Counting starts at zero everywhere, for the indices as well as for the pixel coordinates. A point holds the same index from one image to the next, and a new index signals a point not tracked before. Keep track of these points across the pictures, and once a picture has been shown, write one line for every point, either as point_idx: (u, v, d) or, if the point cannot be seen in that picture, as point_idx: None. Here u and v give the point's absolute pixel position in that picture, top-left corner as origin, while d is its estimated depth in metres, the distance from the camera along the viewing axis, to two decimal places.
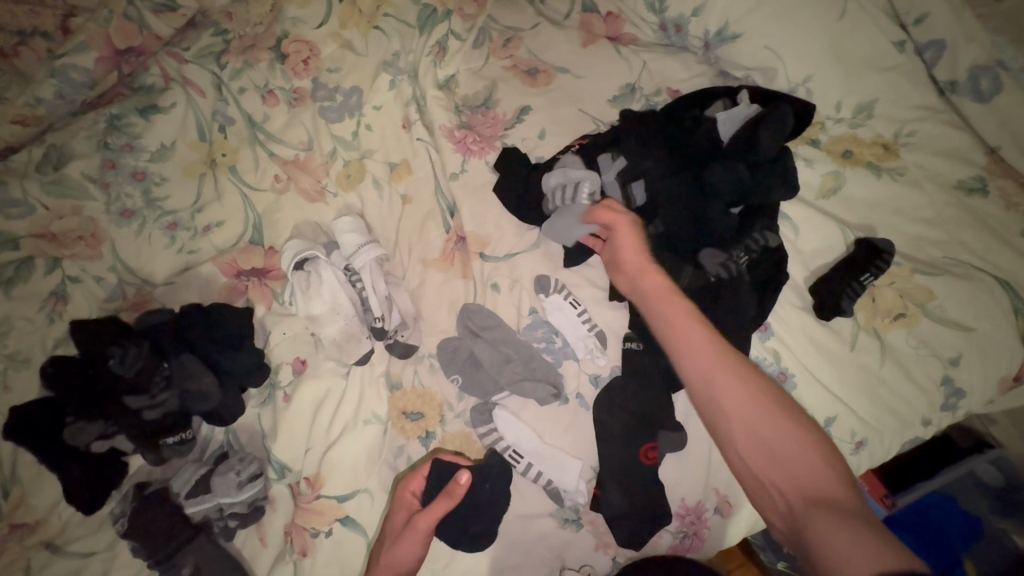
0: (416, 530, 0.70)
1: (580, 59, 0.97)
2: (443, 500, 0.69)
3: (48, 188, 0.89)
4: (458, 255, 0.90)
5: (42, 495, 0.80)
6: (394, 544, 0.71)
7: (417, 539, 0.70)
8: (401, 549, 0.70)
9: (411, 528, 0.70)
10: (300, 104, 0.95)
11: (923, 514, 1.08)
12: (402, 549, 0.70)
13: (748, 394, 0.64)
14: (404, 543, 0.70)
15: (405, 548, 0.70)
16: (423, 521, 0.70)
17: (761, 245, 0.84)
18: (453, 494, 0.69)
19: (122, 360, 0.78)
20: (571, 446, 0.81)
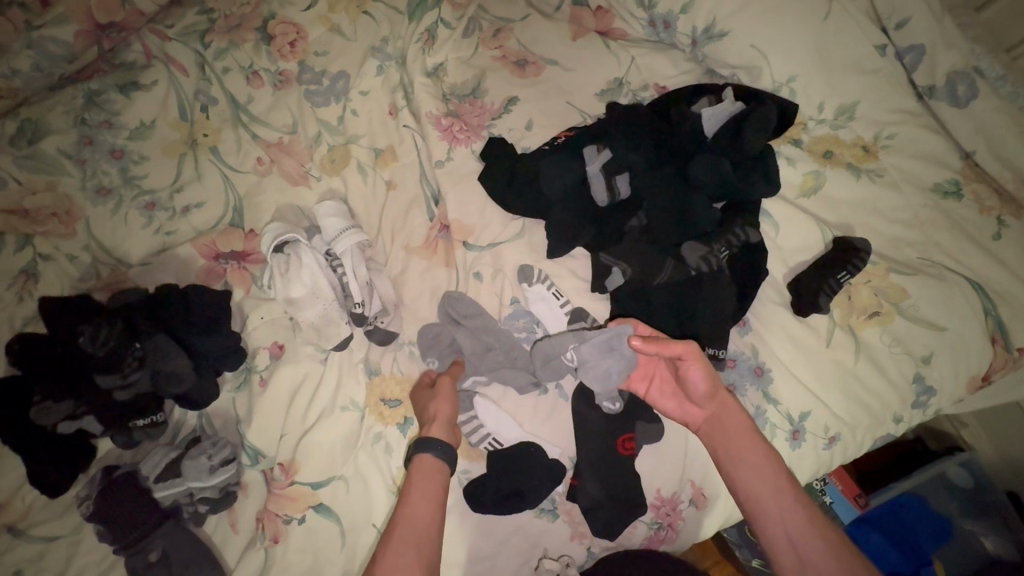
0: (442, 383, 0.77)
1: (570, 52, 0.97)
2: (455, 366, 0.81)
3: (22, 163, 0.87)
4: (441, 243, 0.89)
5: (6, 477, 0.79)
6: (432, 399, 0.75)
7: (449, 387, 0.77)
8: (438, 396, 0.75)
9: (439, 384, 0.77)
10: (285, 87, 0.94)
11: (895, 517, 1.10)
12: (439, 399, 0.75)
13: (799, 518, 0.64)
14: (440, 393, 0.76)
15: (444, 393, 0.75)
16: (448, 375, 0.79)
17: (742, 240, 0.85)
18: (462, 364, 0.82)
19: (94, 337, 0.77)
20: (550, 439, 0.81)
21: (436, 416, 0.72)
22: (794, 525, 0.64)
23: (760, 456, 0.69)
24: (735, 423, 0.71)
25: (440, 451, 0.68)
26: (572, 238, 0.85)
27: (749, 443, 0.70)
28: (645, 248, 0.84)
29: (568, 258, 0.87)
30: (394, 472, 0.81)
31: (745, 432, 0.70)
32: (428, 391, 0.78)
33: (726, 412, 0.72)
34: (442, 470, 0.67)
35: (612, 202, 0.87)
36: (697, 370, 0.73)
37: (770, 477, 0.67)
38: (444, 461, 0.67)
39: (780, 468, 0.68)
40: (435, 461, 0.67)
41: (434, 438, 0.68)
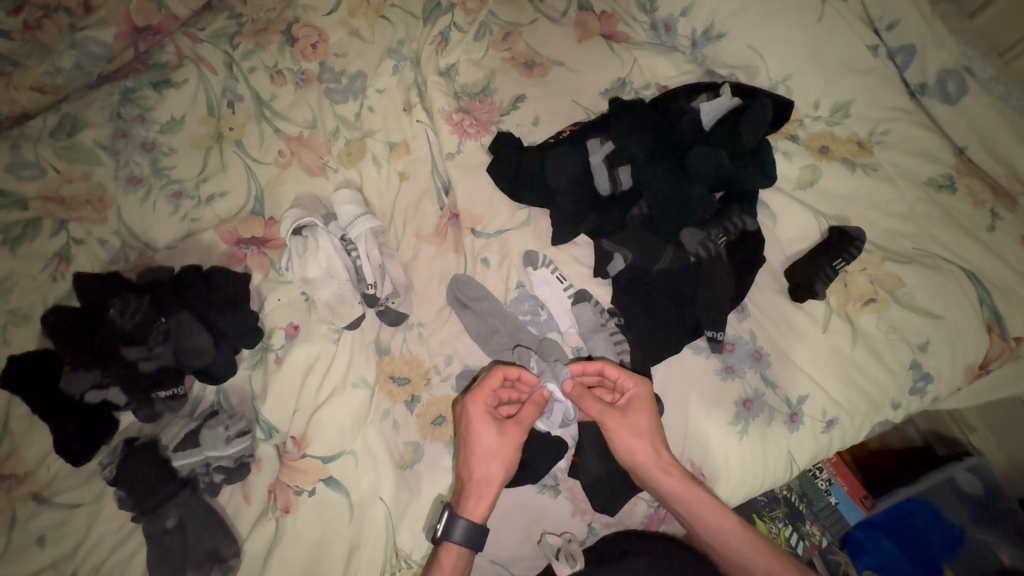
0: (513, 435, 0.74)
1: (575, 54, 1.02)
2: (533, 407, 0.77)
3: (60, 154, 0.94)
4: (450, 231, 0.94)
5: (33, 447, 0.84)
6: (492, 456, 0.72)
7: (514, 446, 0.73)
8: (501, 460, 0.72)
9: (507, 437, 0.73)
10: (306, 86, 1.00)
11: (903, 521, 1.11)
12: (501, 461, 0.72)
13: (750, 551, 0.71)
14: (504, 455, 0.72)
15: (507, 458, 0.72)
16: (519, 429, 0.74)
17: (740, 228, 0.88)
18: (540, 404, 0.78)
19: (122, 311, 0.82)
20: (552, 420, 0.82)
21: (486, 487, 0.72)
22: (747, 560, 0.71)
23: (705, 523, 0.73)
24: (675, 498, 0.74)
25: (473, 538, 0.70)
26: (575, 226, 0.89)
27: (693, 513, 0.73)
28: (645, 235, 0.87)
29: (571, 245, 0.91)
30: (401, 447, 0.84)
31: (684, 504, 0.73)
32: (495, 431, 0.73)
33: (661, 488, 0.74)
34: (470, 553, 0.71)
35: (614, 192, 0.90)
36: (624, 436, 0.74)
37: (716, 525, 0.72)
38: (472, 548, 0.70)
39: (729, 526, 0.72)
40: (465, 549, 0.70)
41: (467, 527, 0.69)
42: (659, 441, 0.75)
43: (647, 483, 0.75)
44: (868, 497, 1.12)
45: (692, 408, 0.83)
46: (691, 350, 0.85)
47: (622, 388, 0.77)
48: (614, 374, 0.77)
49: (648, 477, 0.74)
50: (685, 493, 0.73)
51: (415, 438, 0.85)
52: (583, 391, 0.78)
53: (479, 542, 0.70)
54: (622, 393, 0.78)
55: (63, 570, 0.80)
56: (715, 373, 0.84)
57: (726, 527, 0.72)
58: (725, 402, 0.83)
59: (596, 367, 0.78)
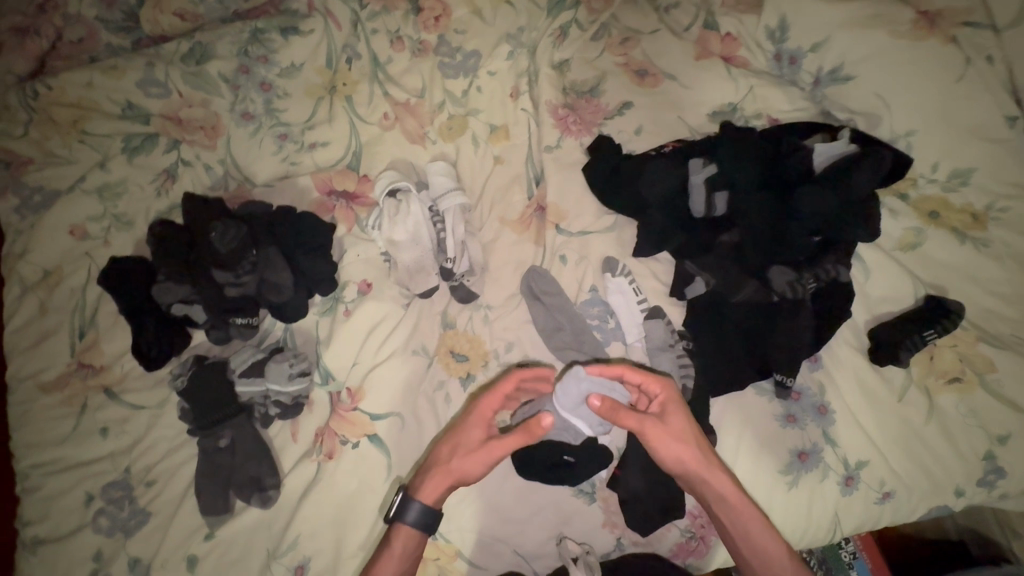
0: (489, 449, 0.74)
1: (692, 70, 1.00)
2: (522, 434, 0.73)
3: (188, 79, 1.00)
4: (535, 222, 0.94)
5: (112, 344, 0.91)
6: (468, 453, 0.75)
7: (489, 458, 0.74)
8: (472, 461, 0.74)
9: (486, 447, 0.74)
10: (422, 55, 1.03)
11: None
12: (469, 461, 0.74)
13: (772, 548, 0.73)
14: (472, 457, 0.74)
15: (475, 463, 0.74)
16: (500, 445, 0.74)
17: (832, 276, 0.85)
18: (529, 432, 0.72)
19: (222, 235, 0.86)
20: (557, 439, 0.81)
21: (447, 478, 0.74)
22: (769, 553, 0.74)
23: (753, 542, 0.74)
24: (725, 505, 0.74)
25: (417, 522, 0.73)
26: (661, 242, 0.88)
27: (742, 529, 0.74)
28: (728, 266, 0.85)
29: (652, 260, 0.90)
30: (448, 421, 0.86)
31: (725, 506, 0.74)
32: (479, 433, 0.76)
33: (712, 495, 0.74)
34: (417, 538, 0.74)
35: (707, 215, 0.89)
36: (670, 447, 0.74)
37: (747, 521, 0.74)
38: (417, 531, 0.73)
39: (757, 530, 0.73)
40: (410, 530, 0.73)
41: (421, 510, 0.73)
42: (699, 443, 0.75)
43: (699, 489, 0.75)
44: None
45: (743, 445, 0.82)
46: (754, 390, 0.84)
47: (649, 391, 0.77)
48: (636, 378, 0.76)
49: (701, 482, 0.74)
50: (725, 493, 0.74)
51: None
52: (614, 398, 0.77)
53: (427, 528, 0.74)
54: (652, 395, 0.77)
55: (118, 463, 0.86)
56: (775, 417, 0.82)
57: (756, 528, 0.74)
58: (780, 447, 0.81)
59: (615, 374, 0.77)
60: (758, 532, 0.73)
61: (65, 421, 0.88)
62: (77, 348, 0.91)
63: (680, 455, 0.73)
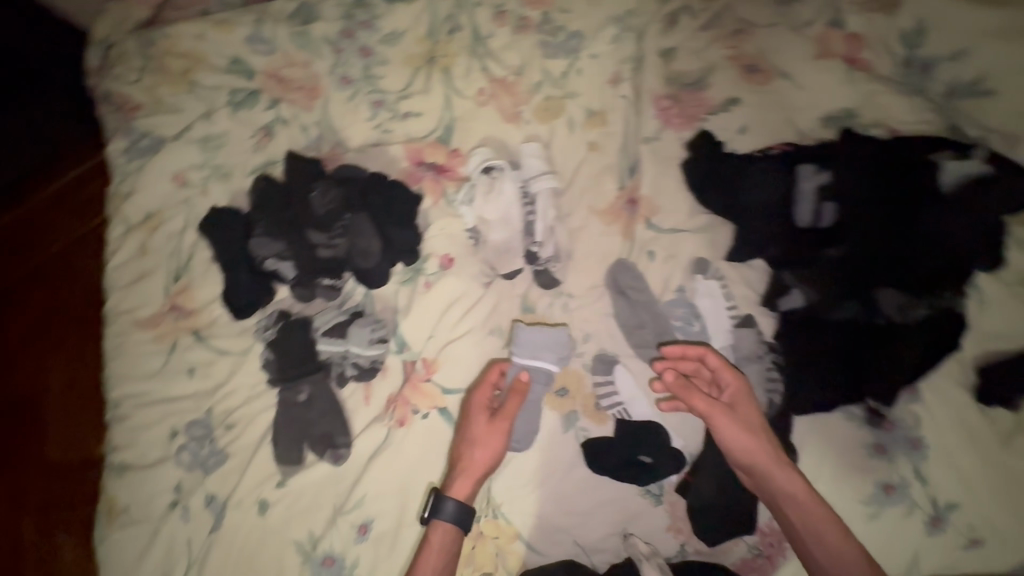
0: (499, 425, 0.79)
1: (807, 70, 0.95)
2: (516, 396, 0.79)
3: (293, 38, 1.02)
4: (625, 214, 0.91)
5: (204, 291, 0.94)
6: (478, 441, 0.78)
7: (500, 436, 0.78)
8: (486, 445, 0.78)
9: (493, 429, 0.78)
10: (523, 32, 1.01)
11: None
12: (483, 447, 0.78)
13: (845, 555, 0.69)
14: (485, 442, 0.78)
15: (492, 444, 0.78)
16: (505, 419, 0.79)
17: (946, 305, 0.78)
18: (519, 389, 0.79)
19: (322, 195, 0.91)
20: (535, 399, 0.84)
21: (473, 470, 0.77)
22: (842, 560, 0.69)
23: (823, 543, 0.70)
24: (791, 501, 0.73)
25: (456, 515, 0.75)
26: (759, 249, 0.85)
27: (811, 528, 0.71)
28: (834, 282, 0.81)
29: (745, 266, 0.87)
30: None
31: (792, 501, 0.72)
32: (483, 421, 0.79)
33: (777, 489, 0.73)
34: (456, 532, 0.76)
35: (812, 228, 0.83)
36: (734, 428, 0.75)
37: (816, 521, 0.71)
38: (457, 526, 0.75)
39: (826, 530, 0.70)
40: (449, 524, 0.75)
41: (456, 503, 0.75)
42: (766, 434, 0.75)
43: (764, 482, 0.74)
44: None
45: (823, 469, 0.79)
46: (842, 415, 0.81)
47: (721, 378, 0.79)
48: (713, 362, 0.79)
49: (766, 475, 0.74)
50: (791, 487, 0.73)
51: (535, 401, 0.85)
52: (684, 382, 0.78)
53: (465, 518, 0.75)
54: (722, 384, 0.79)
55: (201, 404, 0.90)
56: (861, 445, 0.79)
57: (827, 529, 0.70)
58: (864, 476, 0.78)
59: (697, 353, 0.80)
60: (829, 535, 0.70)
61: (157, 358, 0.93)
62: (171, 290, 0.95)
63: (744, 440, 0.75)
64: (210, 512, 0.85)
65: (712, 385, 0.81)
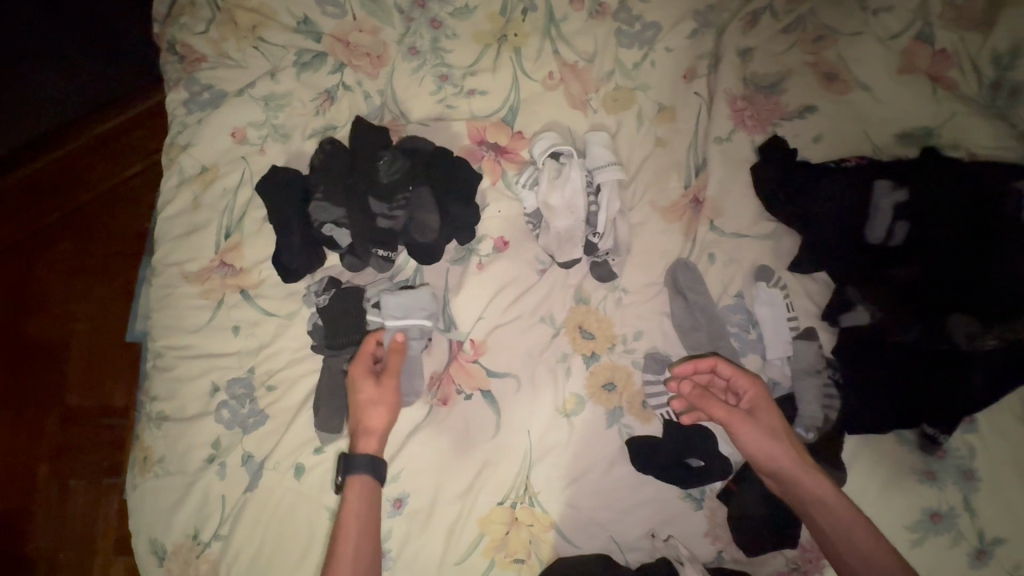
0: (387, 383, 0.80)
1: (888, 85, 0.92)
2: (395, 353, 0.81)
3: (364, 3, 1.00)
4: (688, 213, 0.90)
5: (254, 250, 0.94)
6: (371, 404, 0.79)
7: (391, 394, 0.80)
8: (381, 405, 0.78)
9: (384, 386, 0.80)
10: (599, 19, 0.98)
11: None
12: (378, 407, 0.79)
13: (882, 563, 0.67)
14: (382, 402, 0.79)
15: (388, 403, 0.79)
16: (393, 375, 0.80)
17: (1018, 340, 0.74)
18: (399, 347, 0.81)
19: (389, 164, 0.90)
20: (414, 351, 0.85)
21: (373, 431, 0.78)
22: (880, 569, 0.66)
23: (855, 549, 0.68)
24: (819, 505, 0.70)
25: (370, 472, 0.75)
26: (823, 260, 0.85)
27: (841, 534, 0.69)
28: (898, 303, 0.78)
29: (806, 277, 0.87)
30: (566, 395, 0.84)
31: (822, 507, 0.70)
32: (372, 385, 0.79)
33: (804, 493, 0.71)
34: (373, 487, 0.75)
35: (883, 244, 0.81)
36: (754, 433, 0.73)
37: (849, 527, 0.69)
38: (372, 483, 0.75)
39: (860, 537, 0.68)
40: (361, 482, 0.75)
41: (366, 462, 0.75)
42: (788, 438, 0.74)
43: (790, 486, 0.72)
44: None
45: (867, 491, 0.78)
46: (893, 437, 0.80)
47: (737, 386, 0.77)
48: (726, 371, 0.76)
49: (792, 478, 0.72)
50: (820, 492, 0.70)
51: (582, 392, 0.84)
52: (703, 391, 0.76)
53: (379, 473, 0.76)
54: (740, 391, 0.77)
55: (244, 362, 0.90)
56: (911, 470, 0.78)
57: (862, 535, 0.68)
58: (911, 501, 0.76)
59: (708, 365, 0.77)
60: (864, 542, 0.68)
61: (202, 313, 0.92)
62: (221, 246, 0.94)
63: (765, 445, 0.73)
64: (245, 470, 0.85)
65: (729, 392, 0.79)
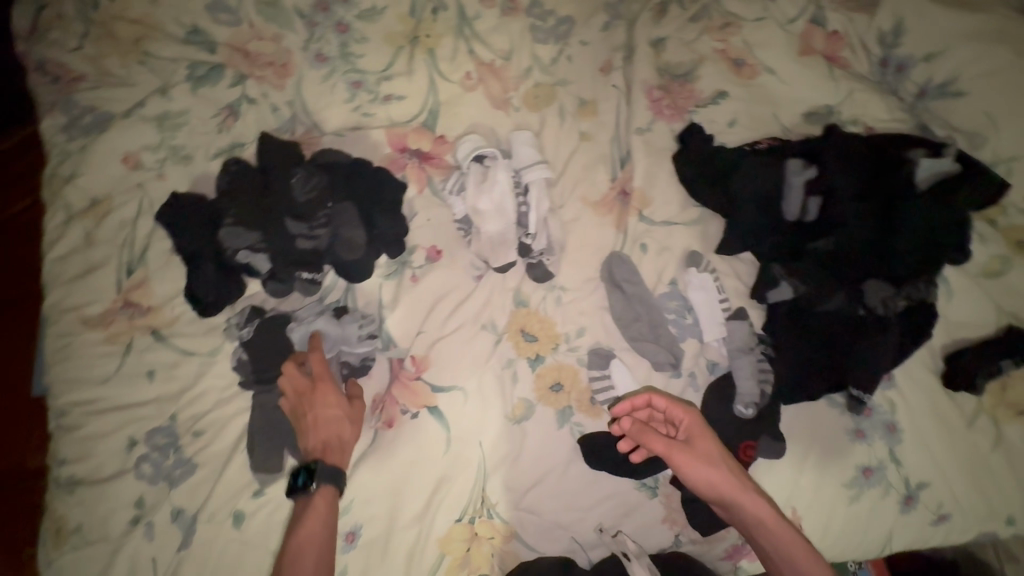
0: (322, 383, 0.78)
1: (792, 67, 0.96)
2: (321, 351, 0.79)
3: (262, 9, 0.94)
4: (618, 206, 0.90)
5: (163, 285, 0.86)
6: (313, 408, 0.76)
7: (330, 392, 0.77)
8: (321, 406, 0.76)
9: (321, 388, 0.77)
10: (512, 15, 0.97)
11: None
12: (322, 410, 0.76)
13: None
14: (324, 405, 0.76)
15: (327, 401, 0.76)
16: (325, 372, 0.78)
17: (921, 297, 0.82)
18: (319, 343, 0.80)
19: (302, 182, 0.84)
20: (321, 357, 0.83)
21: (323, 436, 0.75)
22: None
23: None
24: (764, 530, 0.70)
25: (330, 478, 0.71)
26: (748, 242, 0.87)
27: (788, 559, 0.68)
28: (822, 274, 0.83)
29: (733, 259, 0.90)
30: (515, 401, 0.83)
31: (766, 534, 0.70)
32: (306, 389, 0.77)
33: (748, 520, 0.71)
34: (333, 496, 0.71)
35: (800, 220, 0.86)
36: (692, 465, 0.73)
37: (792, 551, 0.68)
38: (333, 490, 0.71)
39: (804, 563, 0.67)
40: (320, 492, 0.70)
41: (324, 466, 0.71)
42: (727, 465, 0.73)
43: (734, 513, 0.72)
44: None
45: (808, 457, 0.81)
46: (826, 402, 0.84)
47: (674, 417, 0.77)
48: (660, 404, 0.76)
49: (734, 507, 0.71)
50: (762, 517, 0.70)
51: (530, 397, 0.83)
52: (640, 426, 0.76)
53: (337, 477, 0.71)
54: (677, 422, 0.77)
55: (164, 410, 0.82)
56: (844, 432, 0.82)
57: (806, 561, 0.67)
58: (846, 461, 0.81)
59: (643, 401, 0.76)
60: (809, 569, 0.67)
61: (109, 360, 0.83)
62: (124, 285, 0.85)
63: (705, 475, 0.72)
64: (177, 528, 0.77)
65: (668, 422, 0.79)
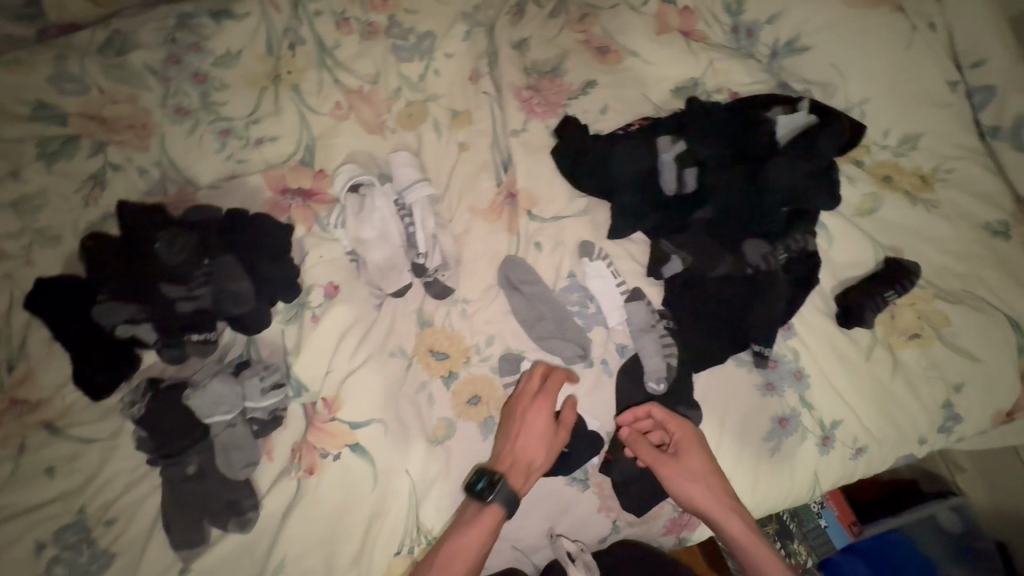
0: (547, 412, 0.78)
1: (652, 46, 0.99)
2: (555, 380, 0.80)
3: (108, 72, 0.90)
4: (506, 209, 0.91)
5: (50, 375, 0.81)
6: (525, 436, 0.77)
7: (547, 417, 0.78)
8: (540, 436, 0.77)
9: (538, 418, 0.78)
10: (372, 38, 0.97)
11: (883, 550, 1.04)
12: (542, 439, 0.77)
13: None
14: (527, 427, 0.77)
15: (544, 427, 0.77)
16: (547, 400, 0.79)
17: (801, 247, 0.87)
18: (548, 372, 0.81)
19: (170, 245, 0.82)
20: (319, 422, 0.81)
21: (522, 463, 0.76)
22: None
23: None
24: (741, 544, 0.75)
25: (502, 498, 0.73)
26: (636, 222, 0.88)
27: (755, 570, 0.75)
28: (708, 239, 0.87)
29: (626, 241, 0.90)
30: (434, 423, 0.82)
31: (739, 545, 0.75)
32: (526, 421, 0.78)
33: (725, 533, 0.76)
34: (500, 515, 0.73)
35: (679, 192, 0.89)
36: (681, 480, 0.76)
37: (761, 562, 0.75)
38: (507, 512, 0.73)
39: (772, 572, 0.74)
40: (490, 511, 0.72)
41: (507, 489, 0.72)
42: (714, 479, 0.77)
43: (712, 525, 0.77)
44: (855, 521, 1.06)
45: (729, 420, 0.83)
46: (734, 362, 0.85)
47: (669, 430, 0.80)
48: (660, 416, 0.79)
49: (715, 520, 0.76)
50: (738, 531, 0.75)
51: (449, 416, 0.83)
52: (637, 437, 0.80)
53: (509, 498, 0.73)
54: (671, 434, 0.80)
55: (70, 504, 0.77)
56: (755, 388, 0.85)
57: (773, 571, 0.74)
58: (764, 415, 0.84)
59: (644, 412, 0.80)
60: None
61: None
62: (5, 382, 0.80)
63: (691, 489, 0.76)
64: None
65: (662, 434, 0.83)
